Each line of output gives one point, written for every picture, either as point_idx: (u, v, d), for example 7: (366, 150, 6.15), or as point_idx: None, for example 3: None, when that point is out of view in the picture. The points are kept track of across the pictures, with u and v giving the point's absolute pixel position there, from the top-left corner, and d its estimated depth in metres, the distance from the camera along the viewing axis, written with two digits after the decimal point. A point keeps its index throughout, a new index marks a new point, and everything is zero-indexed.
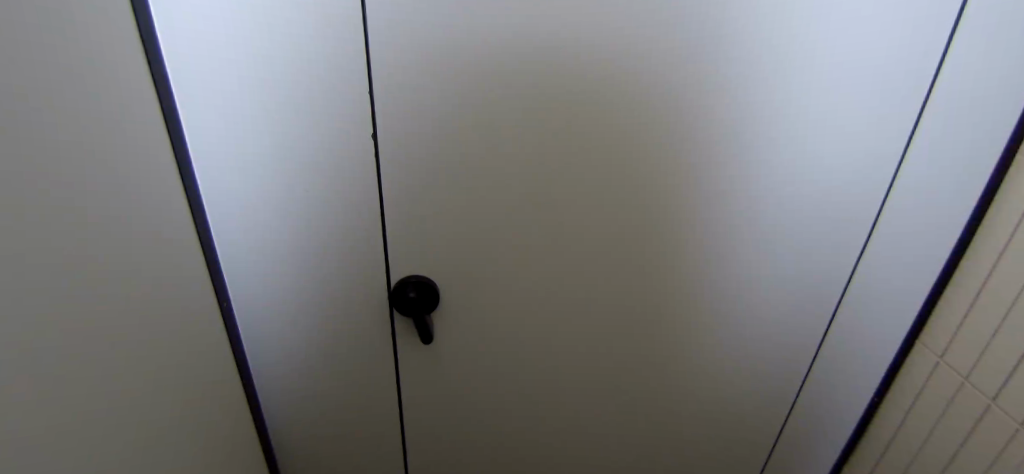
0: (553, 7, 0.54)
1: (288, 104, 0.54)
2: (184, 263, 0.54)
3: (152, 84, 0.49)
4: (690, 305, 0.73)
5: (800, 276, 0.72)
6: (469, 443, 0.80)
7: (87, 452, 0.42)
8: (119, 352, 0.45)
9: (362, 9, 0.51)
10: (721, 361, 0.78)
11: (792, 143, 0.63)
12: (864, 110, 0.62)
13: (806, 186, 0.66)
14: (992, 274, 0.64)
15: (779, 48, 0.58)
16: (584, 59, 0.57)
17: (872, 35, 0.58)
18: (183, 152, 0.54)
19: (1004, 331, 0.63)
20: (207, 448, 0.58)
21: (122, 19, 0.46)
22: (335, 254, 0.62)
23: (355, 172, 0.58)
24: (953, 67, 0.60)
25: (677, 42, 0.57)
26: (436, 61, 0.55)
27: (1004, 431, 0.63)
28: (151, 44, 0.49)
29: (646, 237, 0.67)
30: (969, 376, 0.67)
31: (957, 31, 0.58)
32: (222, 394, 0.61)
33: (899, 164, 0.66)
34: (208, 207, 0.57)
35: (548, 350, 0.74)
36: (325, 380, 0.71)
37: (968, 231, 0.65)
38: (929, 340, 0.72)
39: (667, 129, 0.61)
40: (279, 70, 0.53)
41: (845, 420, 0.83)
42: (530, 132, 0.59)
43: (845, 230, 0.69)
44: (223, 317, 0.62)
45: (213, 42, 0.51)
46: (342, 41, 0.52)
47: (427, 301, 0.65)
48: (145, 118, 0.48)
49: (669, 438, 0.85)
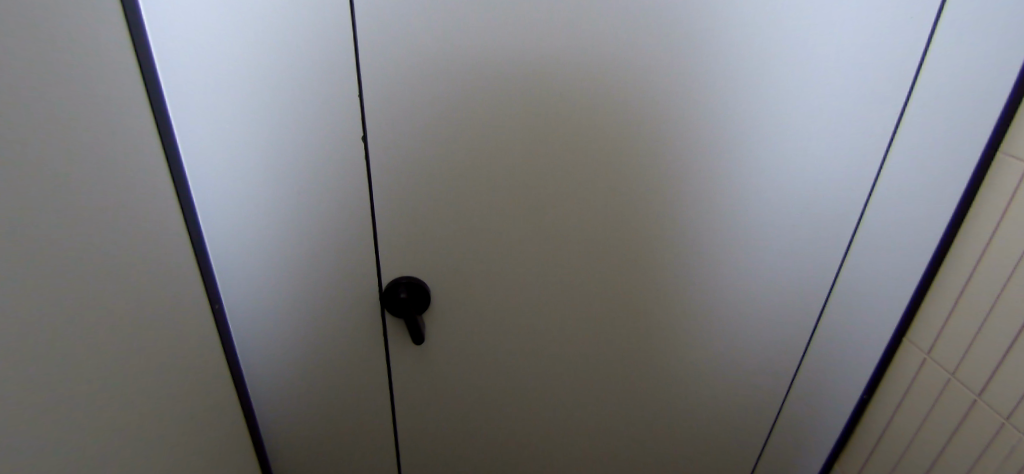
0: (542, 30, 0.55)
1: (275, 117, 0.55)
2: (181, 278, 0.55)
3: (152, 114, 0.51)
4: (679, 307, 0.73)
5: (788, 277, 0.73)
6: (464, 443, 0.81)
7: (90, 454, 0.43)
8: (121, 356, 0.46)
9: (354, 33, 0.53)
10: (710, 364, 0.79)
11: (778, 148, 0.64)
12: (848, 115, 0.63)
13: (794, 193, 0.67)
14: (977, 271, 0.66)
15: (765, 55, 0.59)
16: (569, 70, 0.57)
17: (852, 47, 0.59)
18: (183, 184, 0.55)
19: (989, 326, 0.64)
20: (203, 451, 0.58)
21: (123, 50, 0.47)
22: (328, 257, 0.63)
23: (344, 178, 0.59)
24: (933, 72, 0.61)
25: (664, 50, 0.57)
26: (425, 67, 0.55)
27: (990, 424, 0.64)
28: (151, 75, 0.50)
29: (640, 239, 0.68)
30: (955, 371, 0.68)
31: (936, 38, 0.59)
32: (215, 397, 0.62)
33: (881, 164, 0.66)
34: (207, 236, 0.59)
35: (541, 351, 0.74)
36: (318, 383, 0.71)
37: (952, 231, 0.67)
38: (916, 337, 0.74)
39: (655, 135, 0.62)
40: (274, 92, 0.54)
41: (834, 418, 0.84)
42: (520, 136, 0.60)
43: (832, 231, 0.70)
44: (215, 320, 0.62)
45: (205, 58, 0.51)
46: (336, 64, 0.53)
47: (417, 301, 0.66)
48: (146, 152, 0.50)
49: (662, 439, 0.86)
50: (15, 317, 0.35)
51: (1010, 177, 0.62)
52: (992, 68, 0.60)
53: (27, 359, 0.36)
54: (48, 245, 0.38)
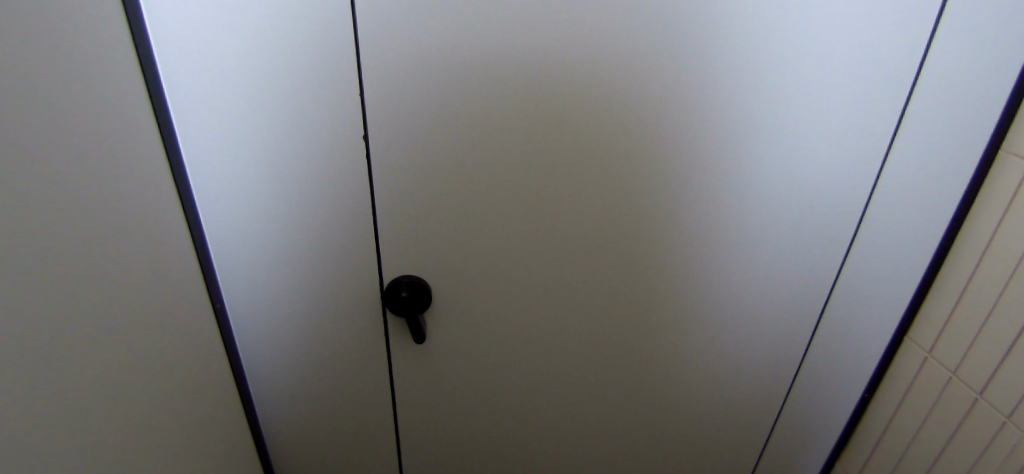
0: (543, 27, 0.55)
1: (275, 116, 0.55)
2: (182, 277, 0.55)
3: (152, 113, 0.51)
4: (680, 306, 0.73)
5: (790, 276, 0.73)
6: (465, 443, 0.81)
7: (93, 454, 0.43)
8: (124, 356, 0.46)
9: (355, 31, 0.52)
10: (711, 364, 0.79)
11: (778, 146, 0.64)
12: (850, 113, 0.63)
13: (795, 191, 0.67)
14: (977, 270, 0.66)
15: (766, 52, 0.58)
16: (570, 68, 0.57)
17: (854, 46, 0.59)
18: (183, 181, 0.55)
19: (991, 325, 0.64)
20: (205, 450, 0.58)
21: (124, 48, 0.47)
22: (329, 256, 0.63)
23: (345, 177, 0.59)
24: (934, 71, 0.61)
25: (665, 49, 0.57)
26: (425, 66, 0.55)
27: (991, 423, 0.64)
28: (151, 73, 0.50)
29: (640, 238, 0.68)
30: (956, 370, 0.68)
31: (937, 36, 0.59)
32: (217, 396, 0.62)
33: (883, 163, 0.66)
34: (208, 235, 0.59)
35: (541, 350, 0.74)
36: (319, 382, 0.71)
37: (953, 230, 0.67)
38: (916, 336, 0.74)
39: (656, 134, 0.62)
40: (274, 91, 0.54)
41: (835, 417, 0.84)
42: (521, 135, 0.60)
43: (834, 230, 0.70)
44: (216, 319, 0.62)
45: (205, 56, 0.51)
46: (336, 63, 0.53)
47: (418, 300, 0.66)
48: (147, 150, 0.50)
49: (663, 438, 0.86)
50: (18, 317, 0.35)
51: (1011, 176, 0.62)
52: (993, 66, 0.60)
53: (30, 359, 0.36)
54: (50, 244, 0.38)
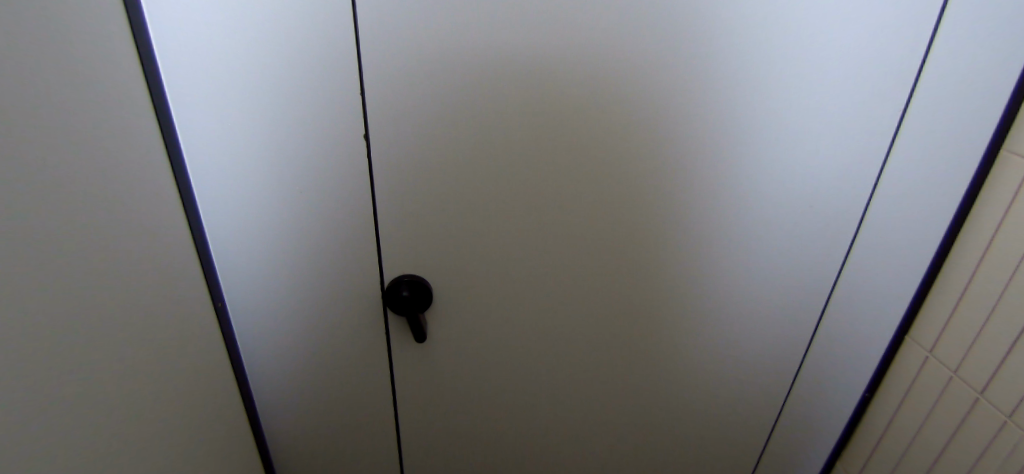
0: (543, 25, 0.55)
1: (276, 114, 0.55)
2: (182, 276, 0.55)
3: (152, 110, 0.51)
4: (680, 305, 0.73)
5: (791, 275, 0.73)
6: (466, 442, 0.81)
7: (93, 452, 0.43)
8: (125, 355, 0.46)
9: (355, 29, 0.52)
10: (711, 363, 0.79)
11: (779, 144, 0.64)
12: (851, 111, 0.62)
13: (796, 189, 0.67)
14: (978, 270, 0.66)
15: (767, 50, 0.58)
16: (570, 66, 0.57)
17: (854, 43, 0.59)
18: (184, 179, 0.55)
19: (992, 325, 0.64)
20: (206, 448, 0.58)
21: (123, 45, 0.47)
22: (330, 254, 0.63)
23: (345, 175, 0.59)
24: (936, 69, 0.61)
25: (666, 46, 0.57)
26: (425, 64, 0.55)
27: (991, 422, 0.64)
28: (151, 71, 0.50)
29: (641, 237, 0.68)
30: (957, 370, 0.68)
31: (939, 34, 0.59)
32: (218, 394, 0.62)
33: (884, 161, 0.66)
34: (208, 233, 0.59)
35: (542, 350, 0.74)
36: (320, 381, 0.71)
37: (954, 230, 0.67)
38: (918, 336, 0.74)
39: (656, 132, 0.61)
40: (274, 88, 0.53)
41: (836, 416, 0.84)
42: (521, 134, 0.60)
43: (835, 228, 0.70)
44: (217, 317, 0.62)
45: (205, 54, 0.51)
46: (336, 60, 0.53)
47: (419, 300, 0.66)
48: (147, 148, 0.50)
49: (664, 437, 0.85)
50: (16, 317, 0.35)
51: (1012, 176, 0.61)
52: (995, 64, 0.60)
53: (29, 358, 0.37)
54: (47, 243, 0.38)
